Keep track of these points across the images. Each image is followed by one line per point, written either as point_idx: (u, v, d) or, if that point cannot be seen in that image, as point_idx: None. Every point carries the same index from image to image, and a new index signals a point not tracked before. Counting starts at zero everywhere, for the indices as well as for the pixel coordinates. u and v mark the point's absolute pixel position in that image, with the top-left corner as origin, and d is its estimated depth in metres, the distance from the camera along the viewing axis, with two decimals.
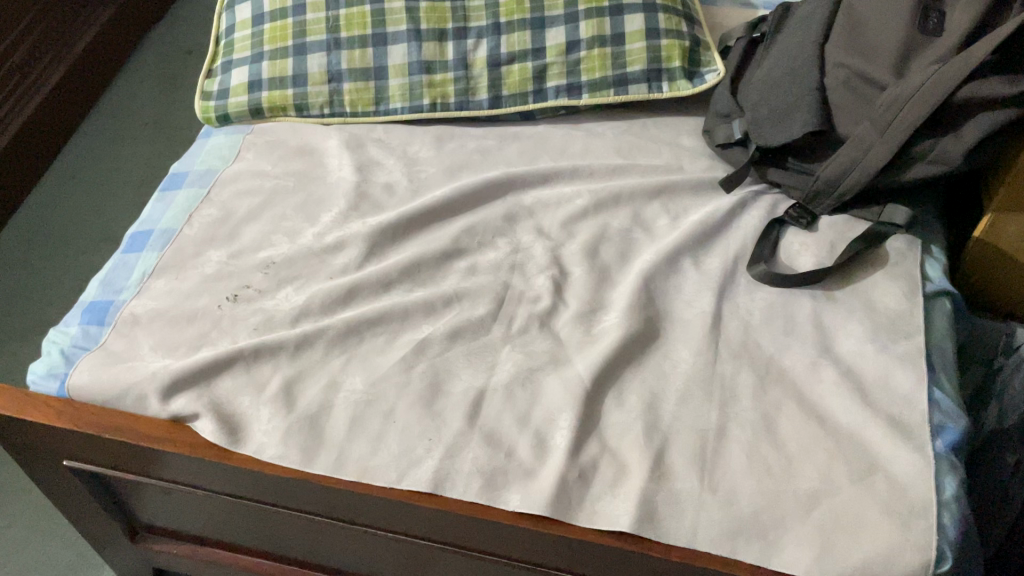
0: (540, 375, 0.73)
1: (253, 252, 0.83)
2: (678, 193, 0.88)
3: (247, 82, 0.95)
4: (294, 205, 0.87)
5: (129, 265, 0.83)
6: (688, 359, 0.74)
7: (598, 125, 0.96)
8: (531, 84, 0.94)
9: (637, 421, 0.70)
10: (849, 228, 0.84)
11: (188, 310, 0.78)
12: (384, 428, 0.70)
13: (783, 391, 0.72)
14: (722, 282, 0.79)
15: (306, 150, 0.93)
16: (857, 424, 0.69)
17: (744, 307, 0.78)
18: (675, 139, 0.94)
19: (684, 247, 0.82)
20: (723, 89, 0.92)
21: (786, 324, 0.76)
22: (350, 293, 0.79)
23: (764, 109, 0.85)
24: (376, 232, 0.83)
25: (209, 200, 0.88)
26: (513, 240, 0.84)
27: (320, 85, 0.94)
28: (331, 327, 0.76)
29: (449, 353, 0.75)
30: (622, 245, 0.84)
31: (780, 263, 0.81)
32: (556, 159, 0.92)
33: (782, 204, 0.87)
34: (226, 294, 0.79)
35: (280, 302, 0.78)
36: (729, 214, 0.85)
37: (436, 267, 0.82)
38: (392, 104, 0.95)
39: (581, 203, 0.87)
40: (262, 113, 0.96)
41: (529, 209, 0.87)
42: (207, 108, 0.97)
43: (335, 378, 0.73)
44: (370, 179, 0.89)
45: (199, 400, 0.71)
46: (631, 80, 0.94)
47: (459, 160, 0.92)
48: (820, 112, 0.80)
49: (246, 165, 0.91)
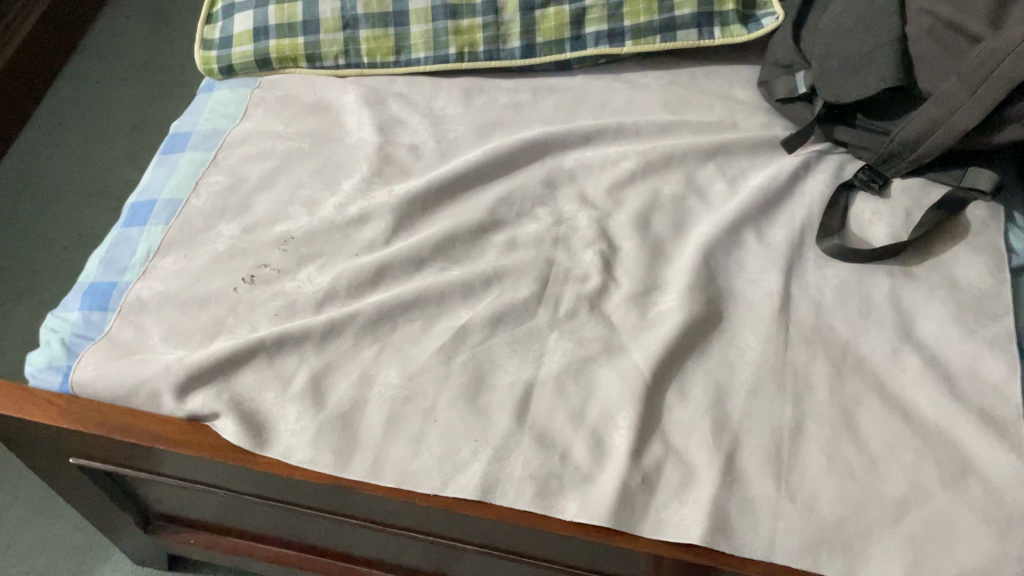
0: (593, 366, 0.66)
1: (269, 226, 0.75)
2: (734, 155, 0.80)
3: (253, 29, 0.85)
4: (311, 170, 0.79)
5: (132, 240, 0.75)
6: (757, 346, 0.67)
7: (642, 75, 0.87)
8: (568, 30, 0.85)
9: (703, 418, 0.63)
10: (925, 194, 0.76)
11: (201, 295, 0.70)
12: (424, 428, 0.64)
13: (862, 381, 0.65)
14: (789, 257, 0.72)
15: (321, 106, 0.84)
16: (946, 419, 0.63)
17: (815, 285, 0.71)
18: (726, 91, 0.86)
19: (746, 217, 0.75)
20: (784, 34, 0.83)
21: (861, 304, 0.69)
22: (379, 273, 0.71)
23: (834, 60, 0.76)
24: (404, 203, 0.75)
25: (217, 165, 0.79)
26: (555, 210, 0.77)
27: (334, 33, 0.85)
28: (361, 312, 0.68)
29: (491, 341, 0.68)
30: (676, 214, 0.76)
31: (852, 235, 0.74)
32: (597, 116, 0.84)
33: (849, 165, 0.79)
34: (242, 275, 0.71)
35: (303, 284, 0.71)
36: (793, 178, 0.78)
37: (471, 241, 0.74)
38: (414, 53, 0.86)
39: (628, 166, 0.79)
40: (269, 63, 0.86)
41: (570, 173, 0.79)
42: (208, 59, 0.86)
43: (368, 371, 0.66)
44: (394, 140, 0.81)
45: (218, 397, 0.64)
46: (679, 25, 0.85)
47: (491, 117, 0.83)
48: (900, 65, 0.72)
49: (254, 124, 0.82)
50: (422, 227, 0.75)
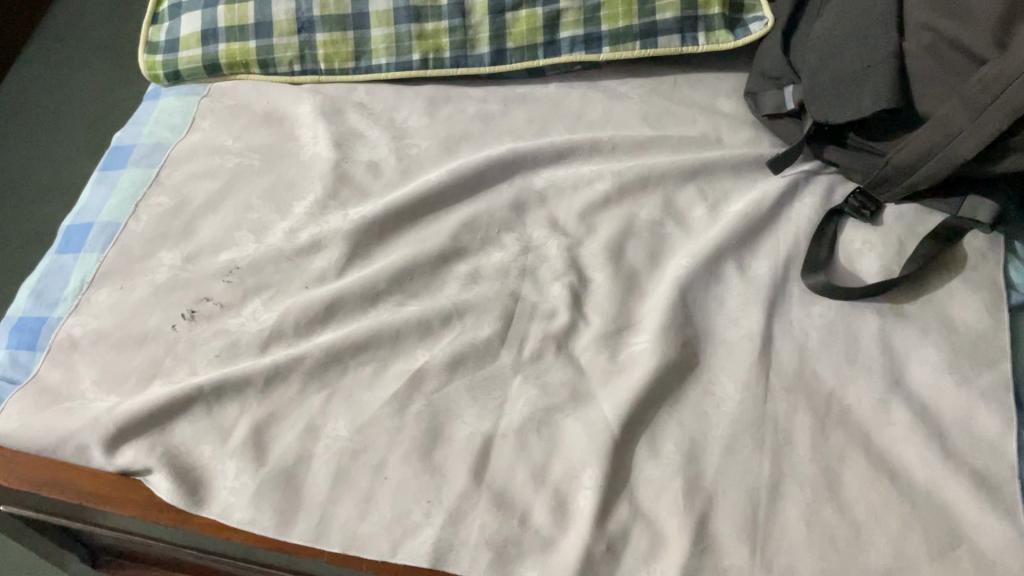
0: (558, 417, 0.62)
1: (214, 254, 0.69)
2: (717, 175, 0.74)
3: (200, 31, 0.79)
4: (261, 190, 0.73)
5: (65, 269, 0.69)
6: (735, 395, 0.62)
7: (620, 83, 0.81)
8: (541, 34, 0.79)
9: (675, 477, 0.59)
10: (920, 222, 0.71)
11: (137, 333, 0.65)
12: (374, 486, 0.59)
13: (847, 436, 0.60)
14: (772, 293, 0.67)
15: (274, 117, 0.78)
16: (936, 481, 0.58)
17: (800, 325, 0.65)
18: (711, 102, 0.80)
19: (727, 247, 0.69)
20: (773, 41, 0.77)
21: (848, 347, 0.64)
22: (330, 309, 0.66)
23: (825, 75, 0.70)
24: (359, 230, 0.70)
25: (159, 184, 0.73)
26: (523, 236, 0.71)
27: (287, 36, 0.78)
28: (308, 355, 0.63)
29: (449, 388, 0.63)
30: (652, 242, 0.71)
31: (840, 268, 0.69)
32: (571, 130, 0.78)
33: (840, 188, 0.74)
34: (181, 310, 0.66)
35: (247, 322, 0.66)
36: (779, 202, 0.72)
37: (431, 272, 0.69)
38: (375, 59, 0.79)
39: (602, 189, 0.73)
40: (219, 69, 0.80)
41: (540, 195, 0.74)
42: (153, 64, 0.80)
43: (314, 422, 0.61)
44: (351, 156, 0.75)
45: (151, 451, 0.60)
46: (661, 30, 0.79)
47: (457, 130, 0.77)
48: (896, 85, 0.66)
49: (200, 138, 0.76)
50: (378, 255, 0.70)
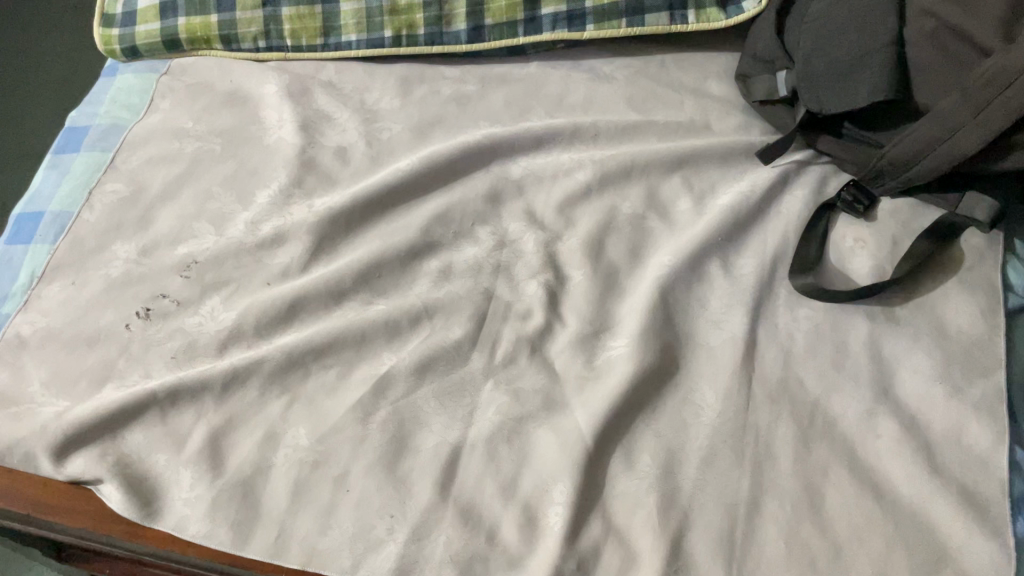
0: (530, 426, 0.59)
1: (171, 247, 0.66)
2: (704, 165, 0.71)
3: (159, 4, 0.74)
4: (223, 177, 0.69)
5: (14, 261, 0.66)
6: (715, 404, 0.59)
7: (605, 63, 0.77)
8: (521, 11, 0.74)
9: (650, 492, 0.56)
10: (916, 218, 0.67)
11: (89, 333, 0.62)
12: (334, 499, 0.56)
13: (832, 449, 0.58)
14: (758, 295, 0.64)
15: (237, 97, 0.74)
16: (923, 498, 0.56)
17: (786, 330, 0.62)
18: (700, 85, 0.76)
19: (712, 244, 0.66)
20: (766, 20, 0.72)
21: (835, 353, 0.61)
22: (293, 308, 0.63)
23: (820, 61, 0.66)
24: (325, 223, 0.66)
25: (114, 169, 0.69)
26: (498, 230, 0.68)
27: (251, 10, 0.74)
28: (268, 358, 0.60)
29: (416, 394, 0.60)
30: (634, 237, 0.67)
31: (830, 268, 0.65)
32: (551, 114, 0.74)
33: (832, 180, 0.70)
34: (136, 308, 0.63)
35: (204, 321, 0.62)
36: (768, 196, 0.68)
37: (401, 268, 0.65)
38: (345, 35, 0.75)
39: (583, 179, 0.70)
40: (179, 45, 0.75)
41: (517, 185, 0.70)
42: (109, 38, 0.75)
43: (274, 430, 0.58)
44: (319, 140, 0.71)
45: (102, 460, 0.57)
46: (649, 7, 0.74)
47: (431, 114, 0.73)
48: (895, 74, 0.62)
49: (159, 120, 0.72)
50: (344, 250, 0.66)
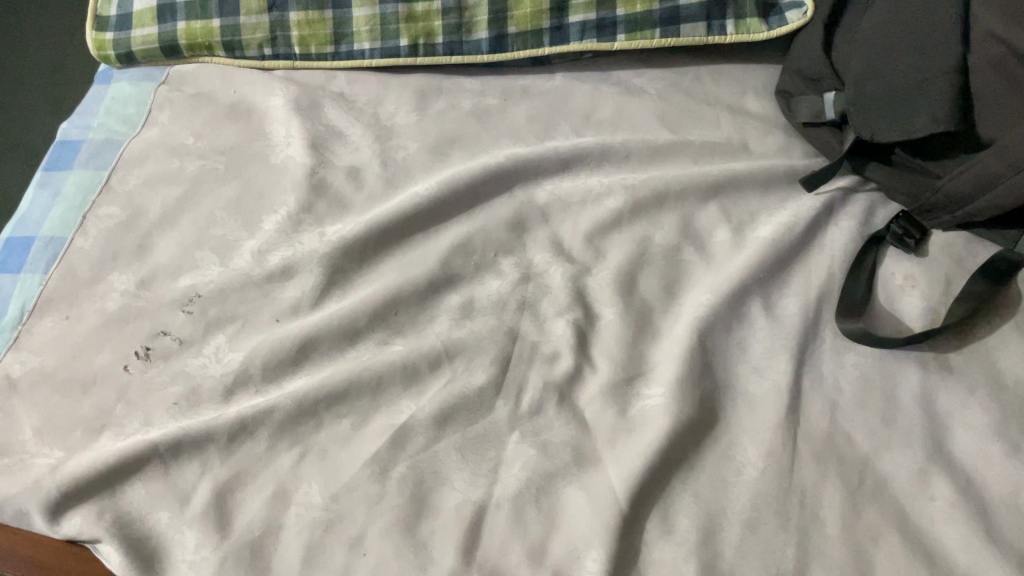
0: (559, 484, 0.55)
1: (171, 278, 0.61)
2: (742, 191, 0.66)
3: (156, 6, 0.69)
4: (227, 201, 0.64)
5: (3, 292, 0.61)
6: (757, 461, 0.55)
7: (635, 75, 0.72)
8: (547, 18, 0.69)
9: (689, 560, 0.52)
10: (970, 254, 0.63)
11: (83, 375, 0.57)
12: (350, 564, 0.52)
13: (882, 512, 0.54)
14: (802, 339, 0.59)
15: (241, 109, 0.69)
16: (980, 567, 0.52)
17: (832, 378, 0.58)
18: (738, 100, 0.71)
19: (753, 282, 0.61)
20: (813, 34, 0.67)
21: (885, 405, 0.57)
22: (303, 349, 0.58)
23: (873, 84, 0.61)
24: (337, 252, 0.61)
25: (110, 190, 0.64)
26: (522, 261, 0.63)
27: (256, 15, 0.68)
28: (278, 406, 0.56)
29: (436, 447, 0.56)
30: (668, 272, 0.63)
31: (879, 309, 0.61)
32: (579, 131, 0.69)
33: (880, 210, 0.65)
34: (134, 348, 0.58)
35: (209, 363, 0.58)
36: (812, 227, 0.64)
37: (418, 304, 0.61)
38: (357, 43, 0.69)
39: (613, 206, 0.65)
40: (178, 51, 0.70)
41: (543, 212, 0.65)
42: (102, 43, 0.70)
43: (285, 486, 0.54)
44: (330, 160, 0.66)
45: (100, 519, 0.53)
46: (685, 16, 0.69)
47: (450, 131, 0.68)
48: (956, 103, 0.57)
49: (157, 134, 0.67)
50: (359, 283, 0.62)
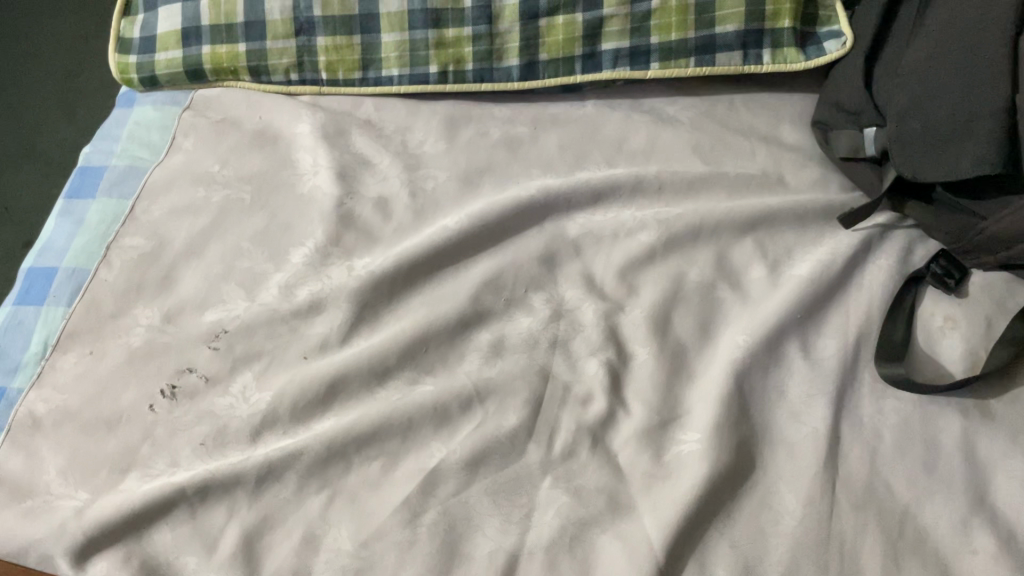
0: (593, 533, 0.54)
1: (197, 313, 0.60)
2: (778, 227, 0.64)
3: (181, 30, 0.67)
4: (253, 232, 0.63)
5: (26, 325, 0.60)
6: (796, 511, 0.54)
7: (668, 103, 0.71)
8: (580, 46, 0.67)
9: None
10: (1013, 294, 0.61)
11: (109, 414, 0.56)
12: None
13: (925, 566, 0.52)
14: (840, 383, 0.58)
15: (267, 136, 0.68)
16: None
17: (871, 425, 0.57)
18: (773, 131, 0.69)
19: (790, 323, 0.60)
20: (852, 66, 0.65)
21: (926, 453, 0.56)
22: (332, 388, 0.57)
23: (917, 123, 0.60)
24: (366, 289, 0.60)
25: (134, 220, 0.63)
26: (554, 297, 0.62)
27: (283, 40, 0.67)
28: (306, 450, 0.55)
29: (468, 492, 0.55)
30: (703, 310, 0.61)
31: (919, 352, 0.60)
32: (610, 161, 0.68)
33: (919, 248, 0.64)
34: (160, 385, 0.57)
35: (236, 403, 0.57)
36: (850, 266, 0.63)
37: (448, 342, 0.60)
38: (385, 69, 0.68)
39: (646, 241, 0.63)
40: (202, 75, 0.69)
41: (574, 245, 0.64)
42: (125, 67, 0.69)
43: (314, 531, 0.53)
44: (357, 190, 0.65)
45: (127, 565, 0.52)
46: (720, 45, 0.67)
47: (479, 160, 0.67)
48: (1003, 145, 0.55)
49: (182, 161, 0.66)
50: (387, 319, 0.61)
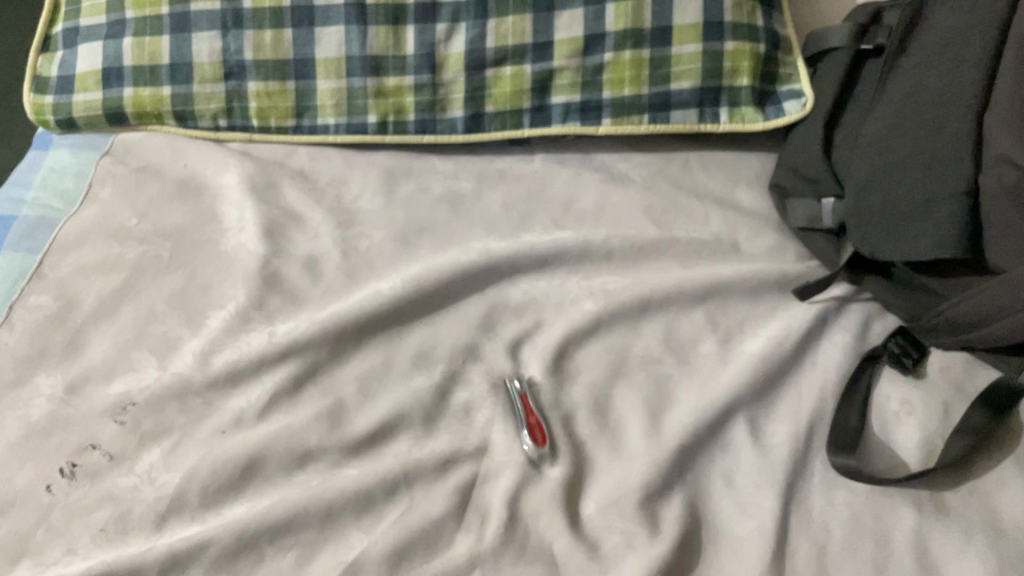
0: None
1: (104, 382, 0.55)
2: (730, 299, 0.61)
3: (102, 70, 0.64)
4: (170, 293, 0.59)
5: None
6: None
7: (620, 160, 0.68)
8: (528, 99, 0.64)
9: None
10: (971, 377, 0.58)
11: (2, 496, 0.51)
12: None
13: None
14: (790, 474, 0.54)
15: (190, 187, 0.64)
16: None
17: (821, 519, 0.53)
18: (729, 193, 0.67)
19: (740, 405, 0.57)
20: (811, 128, 0.63)
21: (876, 552, 0.52)
22: (247, 471, 0.52)
23: (875, 198, 0.57)
24: (267, 414, 0.55)
25: (42, 278, 0.59)
26: (493, 368, 0.58)
27: (211, 84, 0.64)
28: (214, 541, 0.50)
29: None
30: (649, 388, 0.58)
31: (873, 439, 0.57)
32: (558, 223, 0.64)
33: (877, 322, 0.61)
34: (60, 463, 0.52)
35: (140, 485, 0.52)
36: (803, 342, 0.59)
37: (368, 439, 0.54)
38: (321, 117, 0.65)
39: (591, 310, 0.60)
40: (124, 118, 0.65)
41: (515, 309, 0.61)
42: (41, 107, 0.65)
43: None
44: (286, 249, 0.61)
45: None
46: (675, 101, 0.64)
47: (418, 220, 0.64)
48: (961, 231, 0.52)
49: (96, 213, 0.62)
50: (366, 504, 0.51)
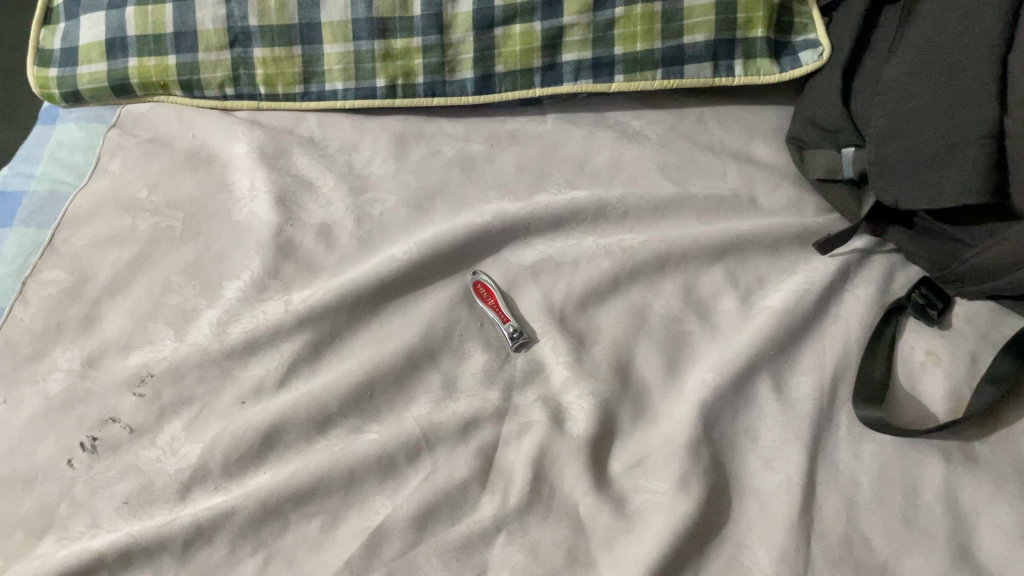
0: None
1: (122, 355, 0.55)
2: (750, 254, 0.60)
3: (106, 41, 0.63)
4: (184, 264, 0.58)
5: None
6: (768, 567, 0.49)
7: (634, 118, 0.67)
8: (539, 57, 0.63)
9: None
10: (997, 326, 0.57)
11: (25, 470, 0.51)
12: None
13: None
14: (816, 428, 0.54)
15: (199, 157, 0.63)
16: None
17: (848, 471, 0.53)
18: (745, 148, 0.66)
19: (764, 361, 0.56)
20: (829, 78, 0.61)
21: (906, 503, 0.51)
22: (268, 440, 0.52)
23: (898, 146, 0.55)
24: (287, 382, 0.54)
25: (54, 252, 0.59)
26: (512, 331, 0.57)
27: (217, 52, 0.63)
28: (238, 509, 0.49)
29: (415, 552, 0.49)
30: (670, 346, 0.57)
31: (899, 391, 0.56)
32: (573, 183, 0.63)
33: (899, 274, 0.60)
34: (81, 437, 0.52)
35: (163, 456, 0.51)
36: (826, 295, 0.59)
37: (390, 404, 0.54)
38: (329, 82, 0.64)
39: (609, 269, 0.59)
40: (130, 89, 0.64)
41: (532, 270, 0.60)
42: (45, 80, 0.65)
43: None
44: (298, 217, 0.60)
45: None
46: (689, 55, 0.63)
47: (431, 183, 0.63)
48: (985, 174, 0.51)
49: (105, 185, 0.62)
50: (390, 467, 0.51)
